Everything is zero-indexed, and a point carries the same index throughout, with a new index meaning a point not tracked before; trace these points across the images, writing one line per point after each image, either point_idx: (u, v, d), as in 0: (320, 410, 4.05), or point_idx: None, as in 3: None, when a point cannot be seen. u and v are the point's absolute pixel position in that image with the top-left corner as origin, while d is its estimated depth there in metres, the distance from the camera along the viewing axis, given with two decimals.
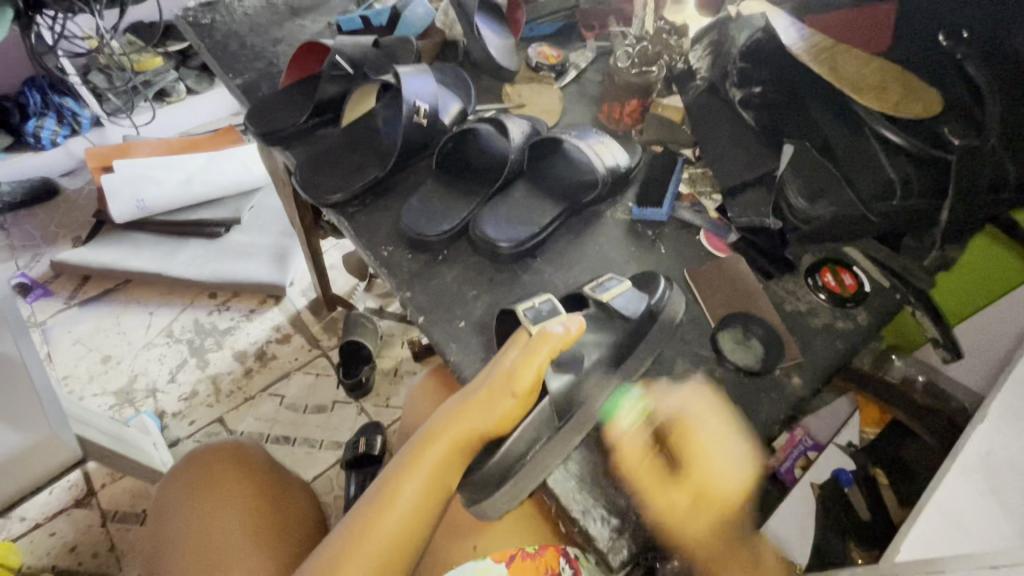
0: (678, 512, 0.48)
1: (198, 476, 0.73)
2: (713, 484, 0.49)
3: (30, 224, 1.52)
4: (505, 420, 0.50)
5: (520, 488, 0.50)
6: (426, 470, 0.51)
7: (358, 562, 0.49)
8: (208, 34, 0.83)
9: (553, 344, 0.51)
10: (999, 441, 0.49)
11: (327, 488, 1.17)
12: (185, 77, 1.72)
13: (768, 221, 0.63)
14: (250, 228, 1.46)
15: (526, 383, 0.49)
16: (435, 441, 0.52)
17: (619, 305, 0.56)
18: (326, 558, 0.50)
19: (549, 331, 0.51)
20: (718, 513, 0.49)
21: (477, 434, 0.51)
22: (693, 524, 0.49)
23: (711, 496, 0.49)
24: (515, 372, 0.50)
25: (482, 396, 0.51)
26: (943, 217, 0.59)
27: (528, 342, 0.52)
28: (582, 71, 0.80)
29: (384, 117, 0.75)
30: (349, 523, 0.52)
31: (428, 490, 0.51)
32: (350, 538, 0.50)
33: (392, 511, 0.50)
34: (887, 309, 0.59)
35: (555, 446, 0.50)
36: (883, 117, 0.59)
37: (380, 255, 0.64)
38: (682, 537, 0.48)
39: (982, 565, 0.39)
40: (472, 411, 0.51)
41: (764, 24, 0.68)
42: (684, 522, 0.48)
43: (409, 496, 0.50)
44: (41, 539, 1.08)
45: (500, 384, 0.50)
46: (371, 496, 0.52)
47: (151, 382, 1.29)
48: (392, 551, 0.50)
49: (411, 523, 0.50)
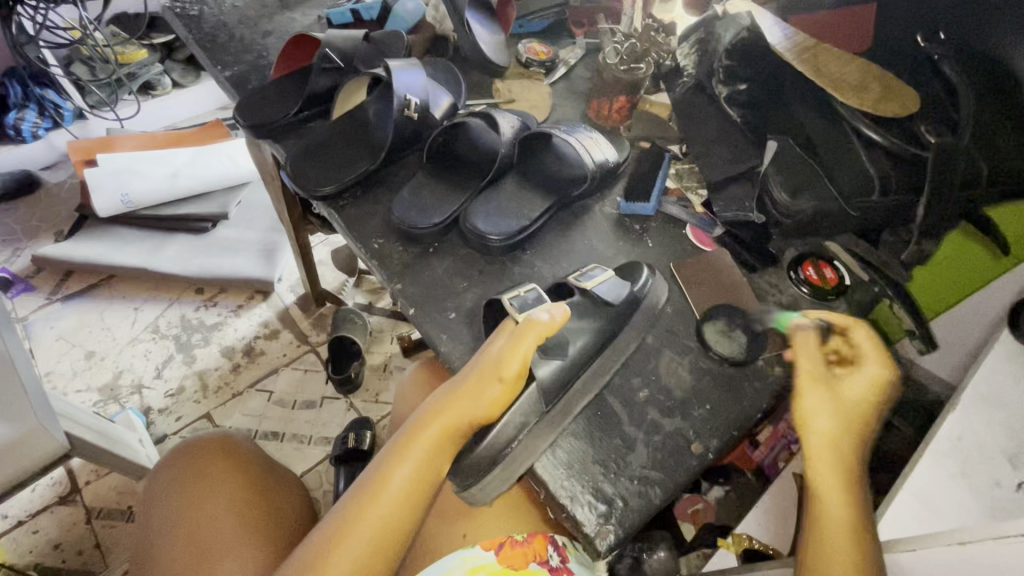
0: (832, 381, 0.51)
1: (187, 467, 0.73)
2: (876, 374, 0.51)
3: (11, 219, 1.49)
4: (493, 406, 0.51)
5: (510, 470, 0.52)
6: (416, 456, 0.52)
7: (349, 549, 0.49)
8: (196, 26, 0.83)
9: (539, 331, 0.52)
10: (969, 426, 0.51)
11: (315, 483, 1.16)
12: (171, 70, 1.70)
13: (753, 215, 0.65)
14: (237, 223, 1.45)
15: (513, 370, 0.50)
16: (426, 429, 0.53)
17: (602, 291, 0.57)
18: (317, 544, 0.50)
19: (536, 319, 0.53)
20: (873, 404, 0.50)
21: (466, 421, 0.52)
22: (848, 398, 0.50)
23: (872, 384, 0.51)
24: (502, 359, 0.51)
25: (471, 382, 0.52)
26: (919, 212, 0.60)
27: (514, 329, 0.53)
28: (571, 67, 0.81)
29: (374, 109, 0.74)
30: (339, 511, 0.52)
31: (418, 476, 0.52)
32: (341, 522, 0.51)
33: (383, 495, 0.51)
34: (865, 302, 0.61)
35: (541, 433, 0.52)
36: (862, 114, 0.62)
37: (370, 248, 0.64)
38: (839, 402, 0.50)
39: (949, 542, 0.40)
40: (462, 397, 0.52)
41: (750, 23, 0.70)
42: (843, 393, 0.51)
43: (400, 482, 0.51)
44: (24, 536, 1.06)
45: (488, 370, 0.51)
46: (363, 483, 0.53)
47: (137, 377, 1.27)
48: (383, 535, 0.50)
49: (402, 507, 0.51)
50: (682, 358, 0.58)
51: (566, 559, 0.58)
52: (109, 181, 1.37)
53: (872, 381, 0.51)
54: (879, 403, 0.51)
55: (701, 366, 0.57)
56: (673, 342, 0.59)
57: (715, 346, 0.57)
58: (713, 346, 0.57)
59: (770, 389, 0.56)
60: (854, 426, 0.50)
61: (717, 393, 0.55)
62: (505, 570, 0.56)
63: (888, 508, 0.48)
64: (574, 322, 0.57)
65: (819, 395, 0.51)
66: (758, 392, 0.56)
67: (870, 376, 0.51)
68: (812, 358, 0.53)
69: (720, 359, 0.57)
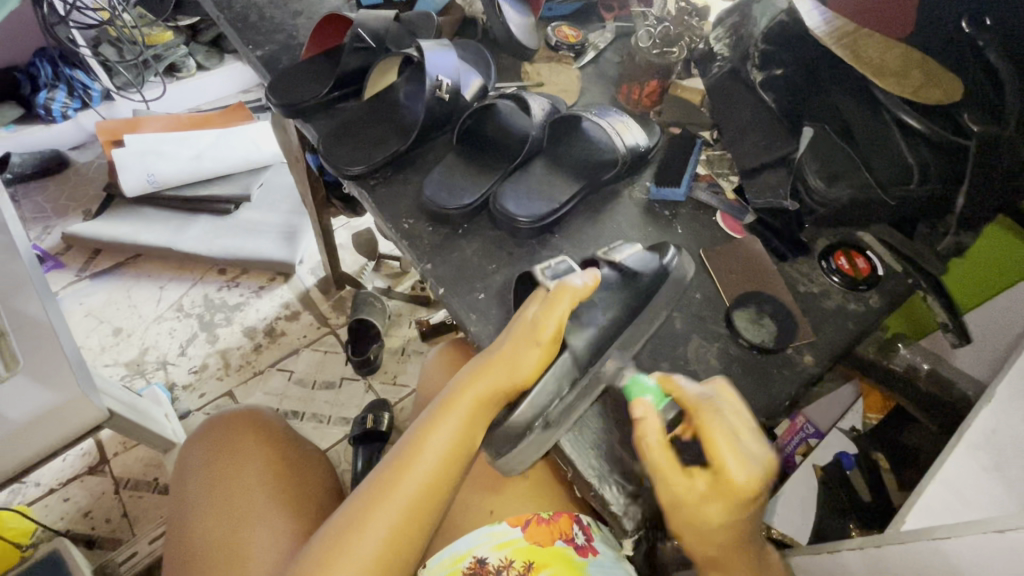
0: (690, 497, 0.46)
1: (220, 438, 0.75)
2: (731, 469, 0.45)
3: (41, 197, 1.53)
4: (532, 371, 0.52)
5: (543, 440, 0.51)
6: (454, 421, 0.53)
7: (386, 511, 0.50)
8: (227, 6, 0.84)
9: (573, 296, 0.53)
10: (1005, 420, 0.51)
11: (334, 462, 1.19)
12: (195, 53, 1.71)
13: (786, 203, 0.64)
14: (260, 205, 1.47)
15: (549, 333, 0.52)
16: (462, 395, 0.53)
17: (630, 263, 0.59)
18: (352, 509, 0.51)
19: (569, 284, 0.54)
20: (744, 502, 0.45)
21: (502, 388, 0.53)
22: (711, 511, 0.46)
23: (728, 487, 0.45)
24: (537, 323, 0.52)
25: (508, 349, 0.53)
26: (958, 203, 0.59)
27: (546, 296, 0.54)
28: (601, 51, 0.80)
29: (404, 90, 0.74)
30: (375, 476, 0.53)
31: (456, 439, 0.53)
32: (377, 487, 0.51)
33: (421, 457, 0.52)
34: (900, 294, 0.61)
35: (573, 407, 0.52)
36: (904, 103, 0.60)
37: (400, 228, 0.65)
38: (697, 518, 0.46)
39: (985, 531, 0.39)
40: (499, 364, 0.53)
41: (788, 6, 0.68)
42: (701, 507, 0.46)
43: (438, 445, 0.52)
44: (56, 503, 1.10)
45: (525, 336, 0.52)
46: (400, 447, 0.54)
47: (162, 354, 1.30)
48: (421, 498, 0.51)
49: (440, 469, 0.52)
50: (711, 344, 0.57)
51: (589, 539, 0.59)
52: (136, 161, 1.40)
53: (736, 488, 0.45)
54: (750, 503, 0.46)
55: (730, 353, 0.57)
56: (701, 329, 0.58)
57: (744, 333, 0.57)
58: (742, 333, 0.57)
59: (799, 377, 0.56)
60: (733, 531, 0.47)
61: (746, 379, 0.55)
62: (532, 546, 0.57)
63: (920, 499, 0.48)
64: (605, 302, 0.57)
65: (679, 517, 0.47)
66: (788, 379, 0.55)
67: (735, 482, 0.45)
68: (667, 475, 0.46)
69: (749, 345, 0.57)
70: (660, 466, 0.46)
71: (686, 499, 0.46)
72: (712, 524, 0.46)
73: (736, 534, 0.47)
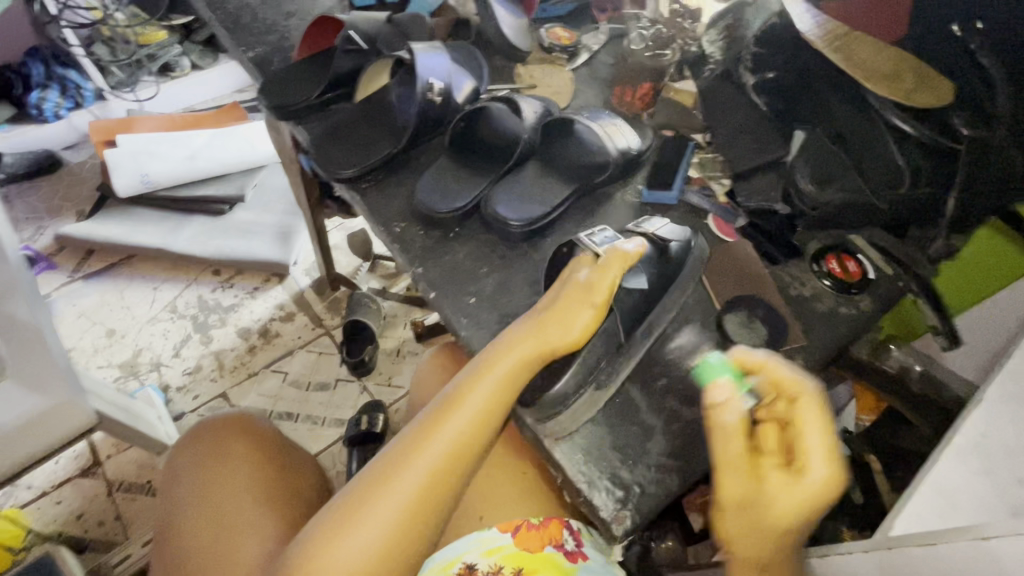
0: (760, 487, 0.46)
1: (210, 443, 0.75)
2: (810, 464, 0.45)
3: (34, 197, 1.52)
4: (583, 331, 0.53)
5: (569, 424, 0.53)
6: (501, 374, 0.52)
7: (425, 458, 0.50)
8: (219, 7, 0.83)
9: (626, 260, 0.56)
10: (993, 425, 0.51)
11: (328, 464, 1.18)
12: (189, 52, 1.70)
13: (777, 206, 0.65)
14: (254, 206, 1.46)
15: (603, 296, 0.54)
16: (514, 347, 0.52)
17: (665, 233, 0.60)
18: (389, 456, 0.51)
19: (623, 249, 0.56)
20: (819, 504, 0.45)
21: (556, 347, 0.52)
22: (781, 507, 0.45)
23: (804, 482, 0.45)
24: (591, 287, 0.54)
25: (561, 307, 0.53)
26: (948, 207, 0.61)
27: (596, 262, 0.56)
28: (594, 53, 0.79)
29: (396, 92, 0.73)
30: (417, 424, 0.53)
31: (502, 390, 0.52)
32: (417, 433, 0.52)
33: (464, 405, 0.52)
34: (889, 296, 0.60)
35: (580, 409, 0.53)
36: (895, 105, 0.59)
37: (392, 231, 0.65)
38: (764, 512, 0.45)
39: (972, 537, 0.39)
40: (553, 322, 0.53)
41: (780, 9, 0.69)
42: (770, 501, 0.45)
43: (482, 394, 0.51)
44: (48, 506, 1.10)
45: (579, 295, 0.54)
46: (441, 399, 0.53)
47: (156, 355, 1.30)
48: (459, 446, 0.51)
49: (479, 420, 0.51)
50: (702, 349, 0.58)
51: (579, 544, 0.59)
52: (129, 161, 1.39)
53: (812, 486, 0.44)
54: (820, 507, 0.45)
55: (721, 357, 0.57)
56: (693, 333, 0.58)
57: (737, 338, 0.57)
58: (734, 338, 0.57)
59: None
60: (793, 533, 0.46)
61: None
62: (522, 552, 0.57)
63: (909, 504, 0.48)
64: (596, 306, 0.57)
65: (741, 510, 0.46)
66: None
67: (812, 476, 0.45)
68: (737, 458, 0.47)
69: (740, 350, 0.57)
70: (732, 448, 0.47)
71: (757, 489, 0.46)
72: (777, 524, 0.45)
73: (792, 537, 0.46)
